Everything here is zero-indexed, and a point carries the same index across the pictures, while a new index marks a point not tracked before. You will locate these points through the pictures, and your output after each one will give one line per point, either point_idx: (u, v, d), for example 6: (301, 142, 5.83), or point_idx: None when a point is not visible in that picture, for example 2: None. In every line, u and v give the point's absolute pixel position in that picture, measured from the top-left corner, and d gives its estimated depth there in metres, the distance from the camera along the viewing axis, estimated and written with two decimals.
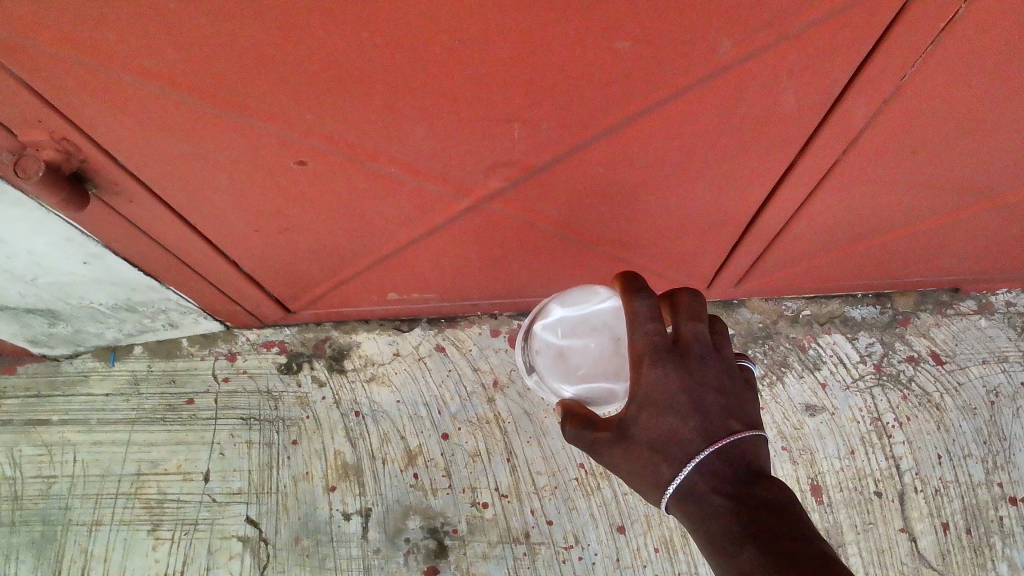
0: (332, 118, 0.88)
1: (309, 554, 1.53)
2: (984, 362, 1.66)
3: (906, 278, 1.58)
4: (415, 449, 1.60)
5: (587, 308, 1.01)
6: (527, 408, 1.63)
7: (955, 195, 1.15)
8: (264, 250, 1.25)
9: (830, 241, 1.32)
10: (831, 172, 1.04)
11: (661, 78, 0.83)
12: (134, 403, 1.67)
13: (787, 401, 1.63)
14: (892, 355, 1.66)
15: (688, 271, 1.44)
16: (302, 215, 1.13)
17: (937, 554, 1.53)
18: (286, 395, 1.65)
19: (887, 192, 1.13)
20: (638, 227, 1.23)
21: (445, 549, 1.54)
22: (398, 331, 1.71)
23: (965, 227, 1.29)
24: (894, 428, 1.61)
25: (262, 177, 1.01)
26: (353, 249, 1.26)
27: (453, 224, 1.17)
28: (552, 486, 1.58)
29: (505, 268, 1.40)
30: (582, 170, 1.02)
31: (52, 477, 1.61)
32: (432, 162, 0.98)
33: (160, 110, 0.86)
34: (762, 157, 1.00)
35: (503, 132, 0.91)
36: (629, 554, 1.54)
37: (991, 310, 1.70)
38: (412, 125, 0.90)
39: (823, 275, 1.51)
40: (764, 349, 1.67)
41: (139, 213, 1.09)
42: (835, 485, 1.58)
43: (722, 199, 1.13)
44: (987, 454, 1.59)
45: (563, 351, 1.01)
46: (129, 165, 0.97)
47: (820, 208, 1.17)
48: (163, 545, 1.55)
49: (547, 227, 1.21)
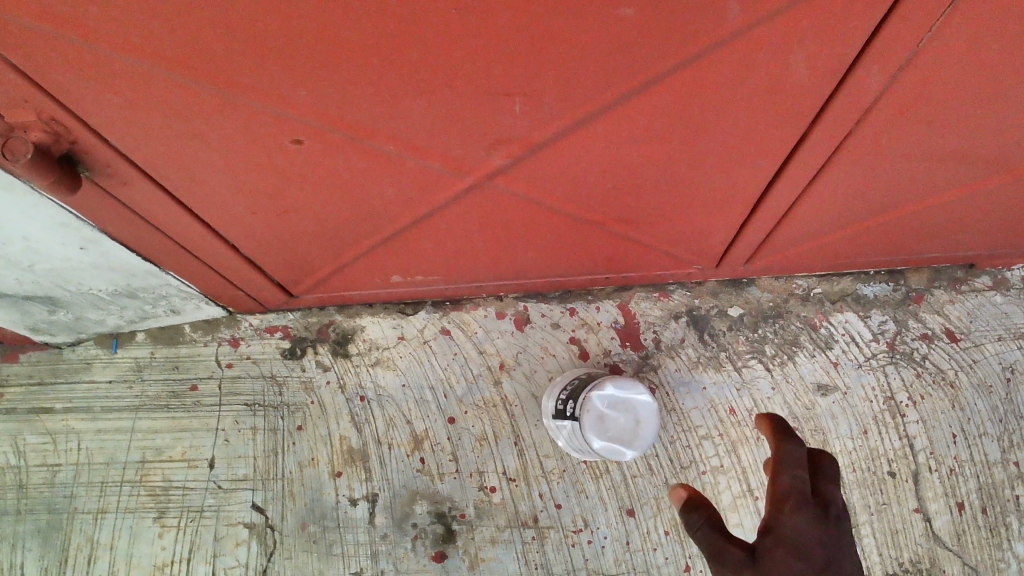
0: (325, 94, 0.85)
1: (317, 540, 1.54)
2: (1000, 339, 1.62)
3: (920, 254, 1.54)
4: (421, 434, 1.59)
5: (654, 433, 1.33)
6: (534, 391, 1.61)
7: (972, 166, 1.11)
8: (264, 233, 1.22)
9: (843, 215, 1.29)
10: (843, 144, 1.01)
11: (667, 47, 0.79)
12: (138, 390, 1.64)
13: (798, 380, 1.60)
14: (906, 333, 1.62)
15: (697, 249, 1.42)
16: (301, 197, 1.11)
17: (952, 534, 1.52)
18: (290, 380, 1.63)
19: (901, 164, 1.09)
20: (647, 203, 1.20)
21: (452, 533, 1.54)
22: (402, 315, 1.66)
23: (980, 200, 1.26)
24: (908, 406, 1.58)
25: (257, 156, 0.98)
26: (354, 230, 1.24)
27: (454, 202, 1.15)
28: (561, 470, 1.56)
29: (511, 248, 1.37)
30: (586, 145, 0.99)
31: (57, 464, 1.60)
32: (431, 140, 0.96)
33: (150, 87, 0.83)
34: (772, 130, 0.97)
35: (504, 106, 0.88)
36: (638, 537, 1.53)
37: (1008, 286, 1.65)
38: (409, 100, 0.87)
39: (835, 251, 1.48)
40: (774, 328, 1.63)
41: (133, 195, 1.06)
42: (848, 465, 1.56)
43: (731, 174, 1.10)
44: (1003, 432, 1.57)
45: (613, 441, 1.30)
46: (120, 145, 0.94)
47: (832, 183, 1.13)
48: (169, 533, 1.55)
49: (551, 204, 1.18)
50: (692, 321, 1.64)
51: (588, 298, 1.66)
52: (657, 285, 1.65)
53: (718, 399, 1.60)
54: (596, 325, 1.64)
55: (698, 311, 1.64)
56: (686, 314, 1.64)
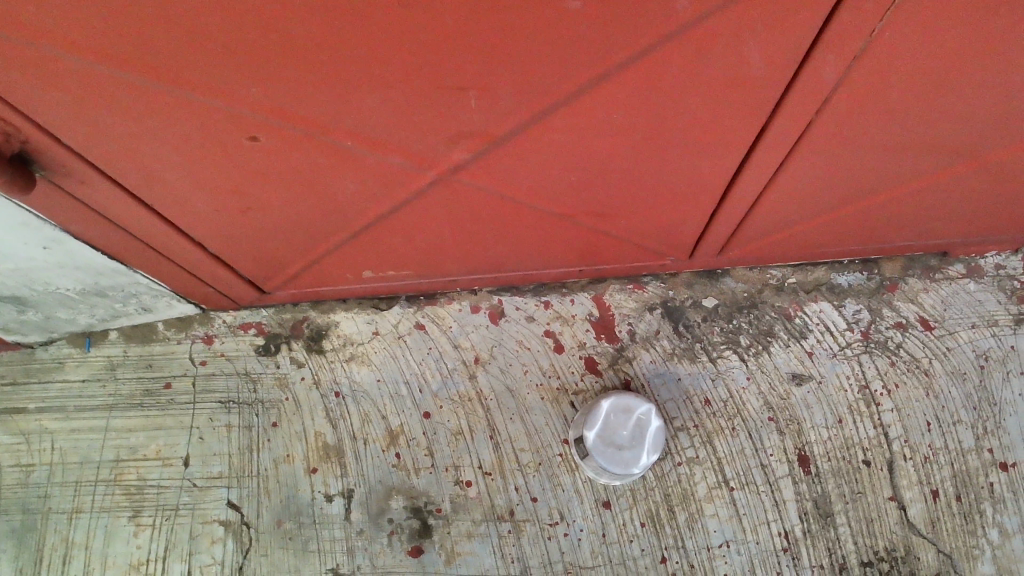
0: (278, 91, 0.85)
1: (292, 537, 1.53)
2: (974, 326, 1.63)
3: (892, 243, 1.54)
4: (397, 429, 1.58)
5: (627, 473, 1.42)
6: (509, 384, 1.61)
7: (936, 154, 1.12)
8: (231, 230, 1.22)
9: (811, 206, 1.29)
10: (805, 135, 1.01)
11: (619, 40, 0.79)
12: (111, 389, 1.63)
13: (773, 370, 1.60)
14: (880, 321, 1.63)
15: (668, 241, 1.42)
16: (264, 194, 1.10)
17: (927, 522, 1.52)
18: (264, 377, 1.63)
19: (865, 154, 1.09)
20: (614, 196, 1.20)
21: (428, 528, 1.53)
22: (377, 310, 1.67)
23: (948, 189, 1.26)
24: (882, 395, 1.59)
25: (215, 154, 0.97)
26: (322, 227, 1.24)
27: (420, 198, 1.14)
28: (536, 463, 1.56)
29: (481, 243, 1.37)
30: (547, 139, 0.99)
31: (30, 465, 1.59)
32: (390, 135, 0.95)
33: (100, 86, 0.83)
34: (732, 121, 0.97)
35: (460, 101, 0.88)
36: (615, 529, 1.52)
37: (980, 274, 1.66)
38: (364, 96, 0.86)
39: (807, 242, 1.49)
40: (748, 318, 1.64)
41: (94, 195, 1.06)
42: (823, 454, 1.56)
43: (696, 166, 1.10)
44: (977, 420, 1.57)
45: (608, 423, 1.45)
46: (75, 145, 0.94)
47: (797, 173, 1.14)
48: (144, 532, 1.54)
49: (517, 198, 1.18)
50: (666, 313, 1.65)
51: (563, 291, 1.67)
52: (631, 277, 1.67)
53: (693, 389, 1.59)
54: (571, 317, 1.64)
55: (672, 302, 1.65)
56: (660, 305, 1.65)
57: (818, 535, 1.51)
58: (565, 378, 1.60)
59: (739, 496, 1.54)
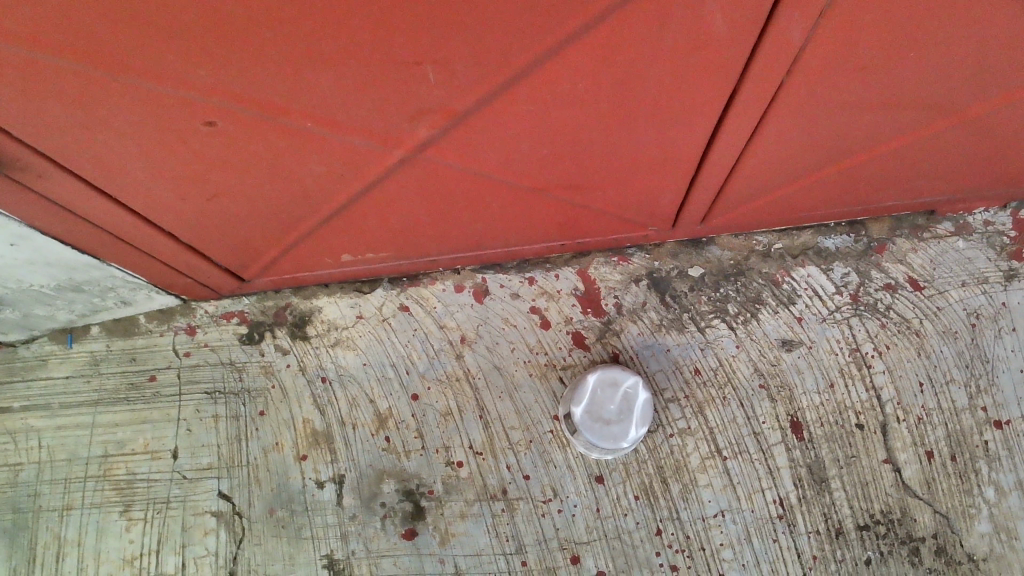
0: (229, 73, 0.82)
1: (285, 525, 1.52)
2: (964, 285, 1.60)
3: (878, 203, 1.52)
4: (385, 412, 1.57)
5: (611, 441, 1.41)
6: (497, 363, 1.59)
7: (914, 110, 1.09)
8: (201, 218, 1.20)
9: (792, 168, 1.26)
10: (778, 96, 0.98)
11: (574, 7, 0.77)
12: (96, 384, 1.62)
13: (762, 337, 1.59)
14: (869, 283, 1.61)
15: (648, 210, 1.40)
16: (229, 180, 1.08)
17: (922, 483, 1.51)
18: (249, 365, 1.61)
19: (842, 112, 1.07)
20: (589, 167, 1.17)
21: (421, 510, 1.52)
22: (360, 293, 1.65)
23: (931, 145, 1.23)
24: (873, 357, 1.57)
25: (172, 141, 0.95)
26: (294, 211, 1.21)
27: (390, 177, 1.12)
28: (527, 441, 1.54)
29: (458, 220, 1.34)
30: (512, 112, 0.96)
31: (19, 464, 1.58)
32: (350, 115, 0.93)
33: (43, 76, 0.80)
34: (702, 85, 0.94)
35: (418, 76, 0.85)
36: (609, 503, 1.51)
37: (970, 231, 1.63)
38: (318, 75, 0.84)
39: (791, 205, 1.46)
40: (735, 286, 1.62)
41: (55, 188, 1.03)
42: (815, 420, 1.54)
43: (669, 133, 1.07)
44: (969, 378, 1.55)
45: (604, 381, 1.44)
46: (28, 139, 0.91)
47: (773, 136, 1.11)
48: (136, 526, 1.54)
49: (490, 174, 1.15)
50: (652, 284, 1.63)
51: (547, 266, 1.64)
52: (615, 250, 1.64)
53: (683, 359, 1.58)
54: (556, 293, 1.62)
55: (658, 273, 1.63)
56: (646, 277, 1.63)
57: (813, 500, 1.50)
58: (553, 354, 1.59)
59: (732, 465, 1.53)
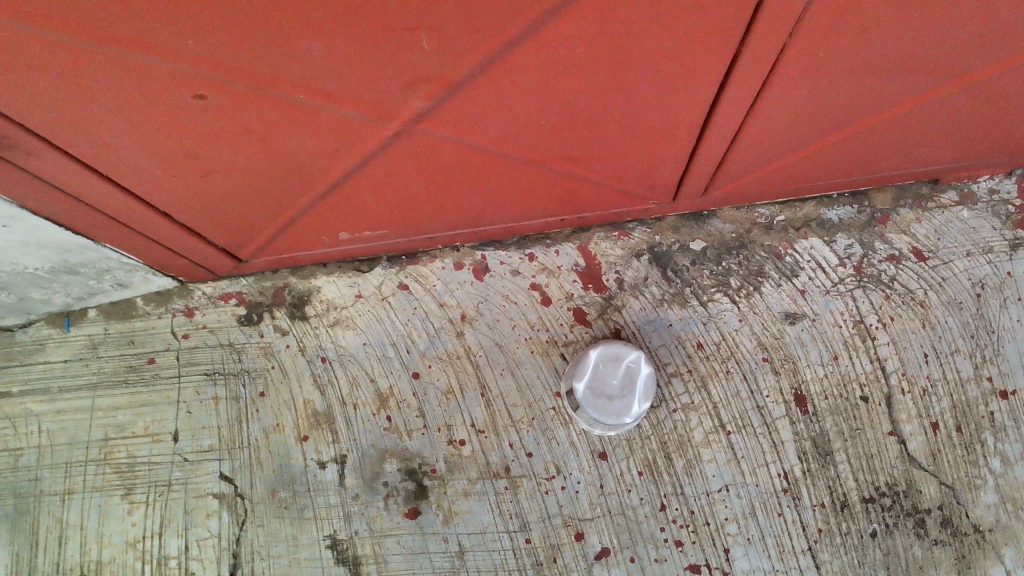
0: (218, 43, 0.80)
1: (288, 506, 1.51)
2: (969, 254, 1.59)
3: (881, 172, 1.50)
4: (386, 391, 1.56)
5: (609, 411, 1.40)
6: (498, 340, 1.58)
7: (919, 74, 1.07)
8: (195, 195, 1.18)
9: (794, 137, 1.24)
10: (779, 62, 0.96)
11: None
12: (94, 367, 1.61)
13: (765, 310, 1.57)
14: (872, 255, 1.59)
15: (648, 182, 1.38)
16: (221, 156, 1.06)
17: (928, 455, 1.50)
18: (248, 346, 1.60)
19: (845, 77, 1.05)
20: (588, 138, 1.16)
21: (424, 489, 1.51)
22: (358, 272, 1.63)
23: (935, 111, 1.21)
24: (878, 329, 1.55)
25: (162, 115, 0.93)
26: (289, 187, 1.20)
27: (385, 151, 1.10)
28: (530, 418, 1.53)
29: (456, 196, 1.33)
30: (509, 81, 0.94)
31: (19, 448, 1.57)
32: (342, 86, 0.91)
33: (27, 51, 0.78)
34: (701, 50, 0.92)
35: (411, 44, 0.83)
36: (612, 479, 1.50)
37: (974, 200, 1.61)
38: (309, 45, 0.82)
39: (793, 176, 1.44)
40: (737, 260, 1.60)
41: (46, 166, 1.02)
42: (820, 393, 1.53)
43: (669, 101, 1.05)
44: (975, 348, 1.54)
45: (608, 352, 1.43)
46: (15, 116, 0.90)
47: (776, 103, 1.09)
48: (138, 509, 1.53)
49: (487, 146, 1.13)
50: (654, 259, 1.61)
51: (546, 242, 1.63)
52: (615, 224, 1.63)
53: (685, 334, 1.57)
54: (557, 269, 1.61)
55: (659, 247, 1.61)
56: (647, 251, 1.61)
57: (818, 474, 1.50)
58: (554, 330, 1.57)
59: (736, 439, 1.51)
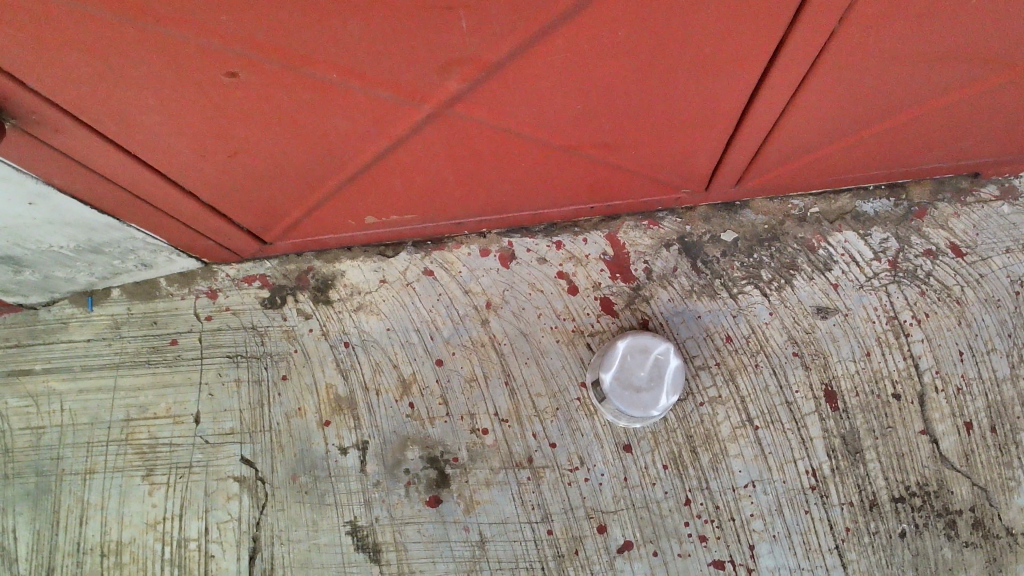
0: (251, 20, 0.78)
1: (308, 491, 1.50)
2: (1008, 251, 1.55)
3: (921, 165, 1.46)
4: (409, 378, 1.54)
5: (635, 406, 1.37)
6: (523, 328, 1.56)
7: (971, 64, 1.03)
8: (221, 175, 1.16)
9: (835, 126, 1.21)
10: (826, 50, 0.93)
11: None
12: (117, 347, 1.60)
13: (797, 304, 1.54)
14: (908, 250, 1.56)
15: (682, 171, 1.35)
16: (251, 136, 1.04)
17: (960, 455, 1.46)
18: (271, 330, 1.59)
19: (893, 66, 1.01)
20: (623, 124, 1.13)
21: (446, 478, 1.49)
22: (383, 257, 1.61)
23: (982, 103, 1.17)
24: (912, 326, 1.52)
25: (191, 93, 0.91)
26: (317, 169, 1.18)
27: (416, 135, 1.08)
28: (554, 408, 1.51)
29: (485, 181, 1.30)
30: (546, 65, 0.92)
31: (41, 427, 1.57)
32: (377, 66, 0.89)
33: (56, 23, 0.76)
34: (747, 36, 0.89)
35: (450, 24, 0.81)
36: (637, 473, 1.48)
37: (1015, 195, 1.57)
38: (344, 24, 0.80)
39: (830, 167, 1.41)
40: (769, 252, 1.57)
41: (72, 143, 1.00)
42: (851, 389, 1.50)
43: (709, 87, 1.02)
44: (1012, 347, 1.50)
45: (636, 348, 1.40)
46: (43, 90, 0.88)
47: (819, 92, 1.06)
48: (158, 490, 1.52)
49: (520, 131, 1.11)
50: (683, 249, 1.58)
51: (574, 230, 1.60)
52: (646, 213, 1.60)
53: (714, 326, 1.54)
54: (584, 258, 1.58)
55: (690, 238, 1.58)
56: (677, 241, 1.58)
57: (847, 472, 1.47)
58: (580, 320, 1.55)
59: (764, 434, 1.49)
